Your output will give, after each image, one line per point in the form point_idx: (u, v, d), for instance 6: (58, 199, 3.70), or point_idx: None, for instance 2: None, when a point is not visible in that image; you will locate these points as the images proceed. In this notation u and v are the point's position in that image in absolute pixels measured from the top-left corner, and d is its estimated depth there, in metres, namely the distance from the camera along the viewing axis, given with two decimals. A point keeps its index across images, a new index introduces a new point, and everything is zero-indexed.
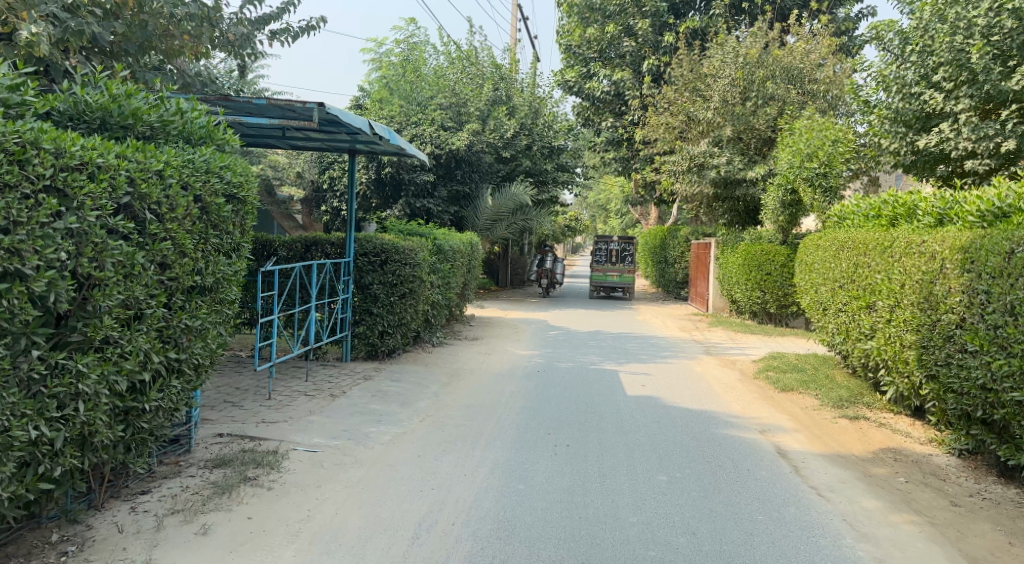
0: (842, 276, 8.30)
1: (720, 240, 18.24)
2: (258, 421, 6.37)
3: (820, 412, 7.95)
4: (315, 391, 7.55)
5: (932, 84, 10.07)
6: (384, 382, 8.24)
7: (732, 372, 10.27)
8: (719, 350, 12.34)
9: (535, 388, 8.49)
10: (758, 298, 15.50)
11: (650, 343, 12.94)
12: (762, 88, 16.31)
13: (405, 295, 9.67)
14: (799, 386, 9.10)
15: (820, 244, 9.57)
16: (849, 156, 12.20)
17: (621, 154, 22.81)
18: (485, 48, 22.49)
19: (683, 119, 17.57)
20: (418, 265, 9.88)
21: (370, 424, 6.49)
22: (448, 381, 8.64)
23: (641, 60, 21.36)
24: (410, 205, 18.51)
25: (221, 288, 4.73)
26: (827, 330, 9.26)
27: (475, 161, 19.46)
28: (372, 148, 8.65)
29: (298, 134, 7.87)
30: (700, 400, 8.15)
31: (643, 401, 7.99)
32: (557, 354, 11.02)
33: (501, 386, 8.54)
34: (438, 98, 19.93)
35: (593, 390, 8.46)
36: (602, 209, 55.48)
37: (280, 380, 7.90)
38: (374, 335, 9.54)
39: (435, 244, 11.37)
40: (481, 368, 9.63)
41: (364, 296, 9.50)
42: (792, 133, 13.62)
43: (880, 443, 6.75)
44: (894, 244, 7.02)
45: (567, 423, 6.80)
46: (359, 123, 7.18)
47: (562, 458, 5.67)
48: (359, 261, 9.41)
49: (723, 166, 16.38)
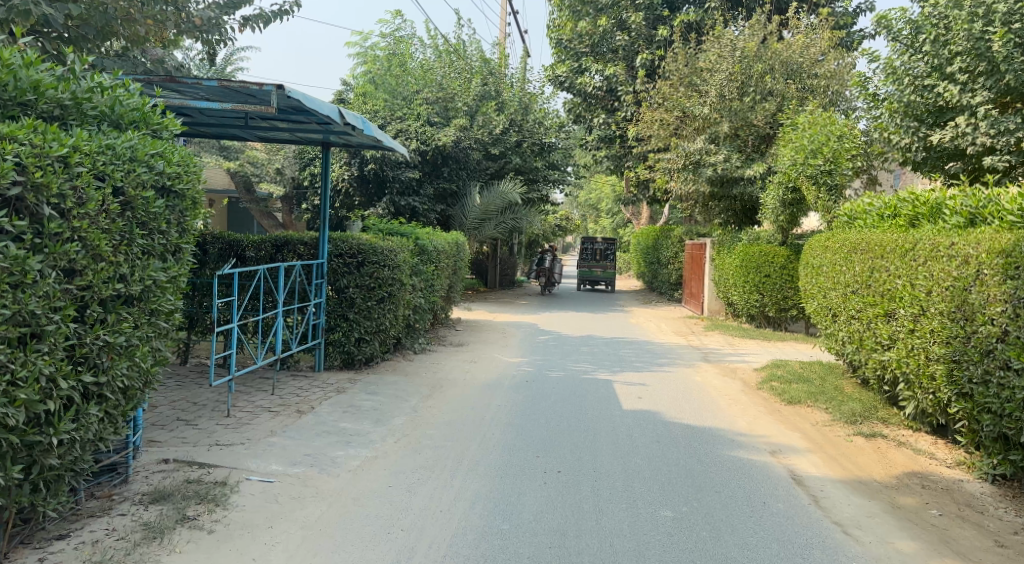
0: (856, 280, 7.67)
1: (715, 241, 17.62)
2: (212, 444, 5.69)
3: (832, 429, 7.32)
4: (281, 407, 6.88)
5: (947, 76, 9.48)
6: (359, 395, 7.57)
7: (734, 382, 9.64)
8: (717, 357, 11.70)
9: (524, 401, 7.83)
10: (755, 301, 14.88)
11: (645, 349, 12.29)
12: (760, 83, 15.77)
13: (384, 299, 8.99)
14: (807, 399, 8.47)
15: (828, 245, 8.94)
16: (855, 152, 11.62)
17: (614, 152, 22.17)
18: (473, 42, 21.84)
19: (679, 115, 16.96)
20: (399, 267, 9.20)
21: (338, 447, 5.82)
22: (429, 393, 7.99)
23: (634, 54, 20.72)
24: (394, 203, 17.78)
25: (153, 296, 4.02)
26: (836, 338, 8.64)
27: (463, 157, 18.78)
28: (347, 140, 7.95)
29: (261, 122, 7.17)
30: (702, 415, 7.51)
31: (641, 417, 7.34)
32: (547, 362, 10.37)
33: (487, 399, 7.88)
34: (424, 92, 19.24)
35: (586, 404, 7.81)
36: (593, 208, 54.89)
37: (243, 395, 7.23)
38: (350, 342, 8.87)
39: (417, 244, 10.70)
40: (466, 378, 8.96)
41: (339, 300, 8.82)
42: (794, 130, 13.03)
43: (902, 466, 6.12)
44: (917, 246, 6.41)
45: (558, 445, 6.15)
46: (327, 110, 6.47)
47: (553, 490, 5.01)
48: (334, 263, 8.73)
49: (720, 164, 15.75)
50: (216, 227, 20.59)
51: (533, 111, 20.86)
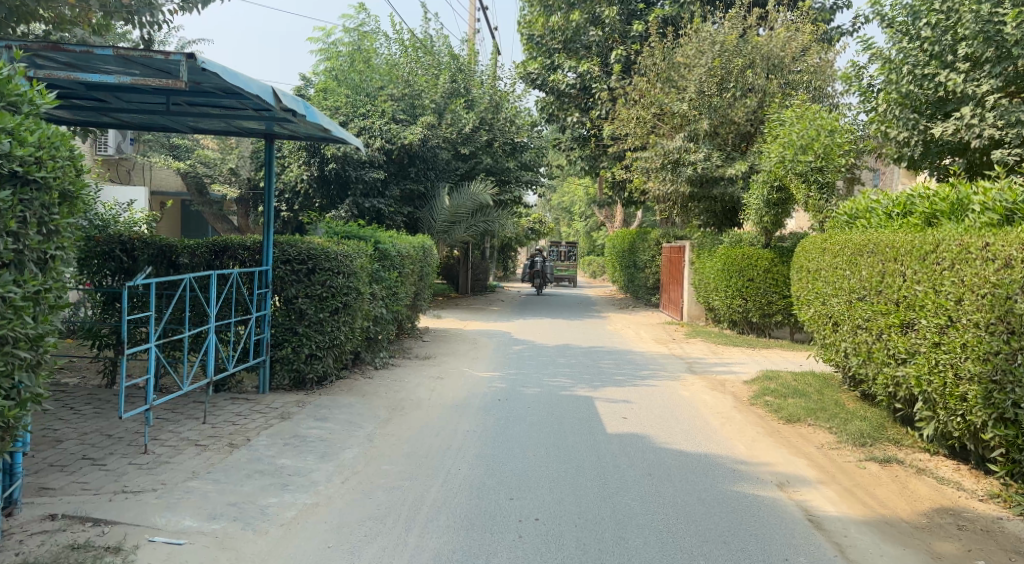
0: (863, 286, 6.90)
1: (695, 243, 16.88)
2: (118, 492, 4.72)
3: (840, 453, 6.53)
4: (209, 442, 5.92)
5: (948, 64, 8.79)
6: (306, 422, 6.63)
7: (724, 396, 8.83)
8: (702, 367, 10.90)
9: (495, 424, 6.95)
10: (738, 306, 14.15)
11: (626, 360, 11.46)
12: (740, 78, 15.03)
13: (339, 311, 8.05)
14: (807, 417, 7.67)
15: (826, 248, 8.18)
16: (847, 147, 10.91)
17: (588, 153, 21.36)
18: (441, 37, 20.89)
19: (656, 111, 16.18)
20: (355, 273, 8.26)
21: (271, 492, 4.87)
22: (388, 417, 7.06)
23: (608, 50, 19.92)
24: (357, 205, 16.79)
25: (3, 318, 3.09)
26: (835, 349, 7.85)
27: (431, 157, 17.84)
28: (294, 130, 7.16)
29: (189, 108, 6.37)
30: (696, 439, 6.67)
31: (628, 442, 6.49)
32: (521, 376, 9.48)
33: (454, 423, 6.97)
34: (388, 88, 18.26)
35: (565, 425, 6.95)
36: (566, 212, 54.23)
37: (168, 426, 6.26)
38: (299, 360, 7.89)
39: (377, 248, 9.76)
40: (431, 398, 8.04)
41: (287, 312, 7.85)
42: (778, 125, 12.32)
43: (929, 500, 5.33)
44: (941, 247, 5.65)
45: (536, 482, 5.27)
46: (260, 89, 5.51)
47: (530, 547, 4.12)
48: (280, 270, 7.78)
49: (700, 163, 14.96)
50: (165, 231, 19.57)
51: (505, 109, 19.94)
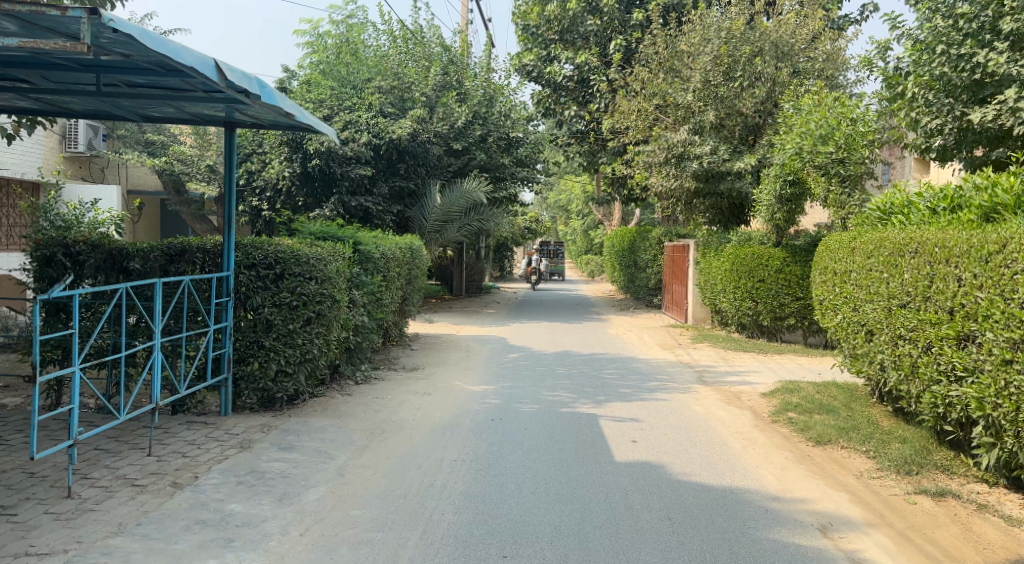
0: (907, 291, 6.05)
1: (699, 242, 16.02)
2: (17, 556, 3.83)
3: (883, 484, 5.67)
4: (150, 481, 5.04)
5: (987, 44, 7.94)
6: (267, 453, 5.74)
7: (742, 412, 7.98)
8: (713, 377, 10.05)
9: (486, 451, 6.07)
10: (748, 308, 13.37)
11: (631, 369, 10.60)
12: (748, 66, 14.23)
13: (311, 321, 7.18)
14: (838, 437, 6.83)
15: (857, 247, 7.33)
16: (870, 138, 10.05)
17: (586, 148, 20.47)
18: (432, 27, 19.99)
19: (658, 103, 15.30)
20: (330, 278, 7.39)
21: (210, 553, 3.98)
22: (365, 444, 6.19)
23: (607, 40, 19.02)
24: (343, 203, 16.00)
25: None
26: (869, 361, 6.99)
27: (422, 152, 17.04)
28: (257, 115, 6.41)
29: (130, 90, 5.64)
30: (716, 468, 5.82)
31: (640, 474, 5.62)
32: (517, 390, 8.62)
33: (440, 450, 6.10)
34: (376, 80, 17.38)
35: (565, 452, 6.08)
36: (564, 210, 53.46)
37: (104, 461, 5.38)
38: (266, 377, 7.00)
39: (358, 249, 8.90)
40: (416, 417, 7.16)
41: (253, 323, 6.98)
42: (792, 115, 11.49)
43: (1001, 548, 4.47)
44: (1007, 247, 4.79)
45: (533, 532, 4.40)
46: (196, 61, 4.60)
47: None
48: (243, 276, 6.90)
49: (706, 157, 14.08)
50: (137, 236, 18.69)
51: (499, 102, 19.06)
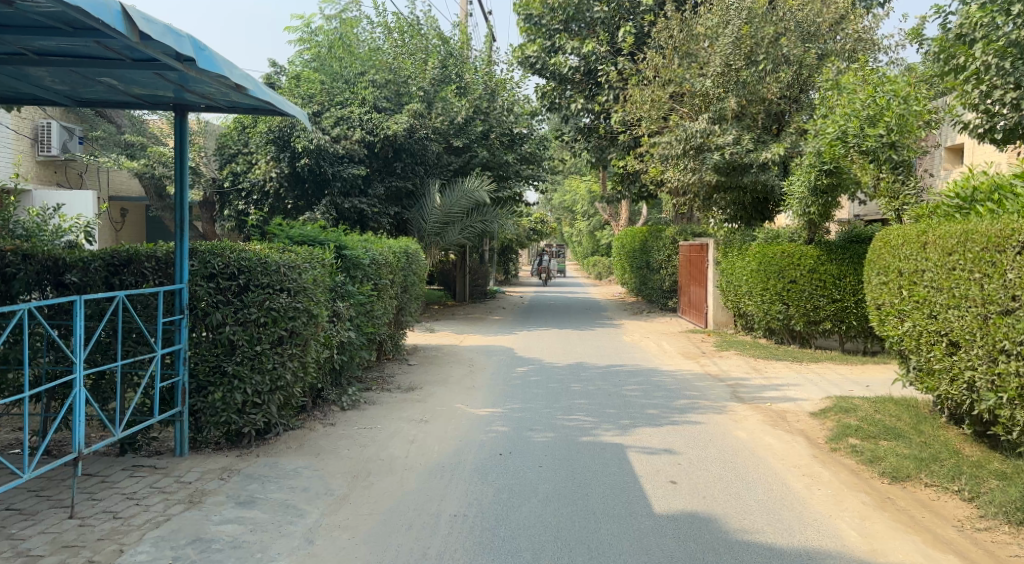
0: (1012, 295, 4.89)
1: (720, 241, 14.86)
2: None
3: (995, 541, 4.48)
4: (59, 559, 3.89)
5: None
6: (221, 511, 4.60)
7: (793, 438, 6.80)
8: (750, 393, 8.88)
9: (493, 502, 4.91)
10: (778, 312, 12.23)
11: (655, 384, 9.42)
12: (772, 48, 13.04)
13: (283, 342, 6.04)
14: (919, 472, 5.65)
15: (932, 241, 6.15)
16: (923, 118, 8.89)
17: (594, 144, 19.31)
18: (429, 19, 18.87)
19: (674, 91, 14.15)
20: (308, 291, 6.26)
21: None
22: (345, 494, 5.04)
23: (615, 28, 17.90)
24: (335, 205, 14.93)
25: None
26: (955, 380, 5.80)
27: (419, 150, 15.73)
28: (209, 94, 5.31)
29: (39, 58, 4.63)
30: (782, 522, 4.66)
31: (689, 532, 4.46)
32: (528, 414, 7.46)
33: (438, 500, 4.95)
34: (369, 74, 16.27)
35: (592, 502, 4.91)
36: (569, 211, 52.35)
37: (11, 528, 4.25)
38: (229, 409, 5.85)
39: (341, 254, 7.76)
40: (409, 454, 6.00)
41: (212, 345, 5.84)
42: (829, 97, 10.32)
43: None
44: None
45: None
46: (90, 4, 3.43)
47: None
48: (199, 289, 5.78)
49: (728, 147, 12.91)
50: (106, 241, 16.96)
51: (502, 97, 17.86)
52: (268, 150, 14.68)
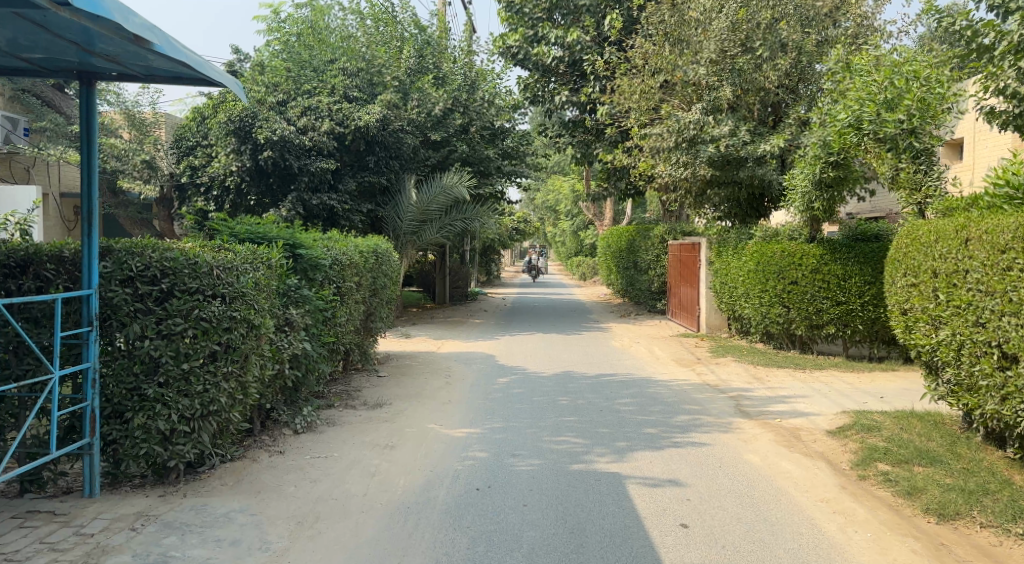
0: None
1: (713, 239, 14.03)
2: None
3: None
4: None
5: None
6: None
7: (813, 463, 5.93)
8: (755, 406, 8.03)
9: (468, 557, 3.98)
10: (778, 315, 11.39)
11: (650, 396, 8.53)
12: (769, 33, 12.21)
13: (217, 358, 5.06)
14: (969, 507, 4.79)
15: (977, 237, 5.31)
16: (946, 102, 8.05)
17: (579, 138, 18.46)
18: (405, 6, 17.93)
19: (664, 79, 13.32)
20: (248, 297, 5.29)
21: None
22: (285, 549, 4.09)
23: (602, 16, 17.02)
24: (302, 201, 13.94)
25: None
26: (1006, 399, 4.94)
27: (393, 143, 14.77)
28: (117, 56, 4.35)
29: None
30: None
31: None
32: (510, 436, 6.53)
33: (398, 556, 4.01)
34: (341, 62, 15.28)
35: (589, 556, 4.00)
36: (553, 211, 51.52)
37: None
38: (150, 440, 4.86)
39: (296, 253, 6.81)
40: (369, 490, 5.05)
41: (130, 364, 4.84)
42: (838, 83, 9.52)
43: None
44: None
45: None
46: None
47: None
48: (114, 295, 4.78)
49: (723, 139, 12.08)
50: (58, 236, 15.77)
51: (482, 88, 16.93)
52: (229, 141, 13.64)
